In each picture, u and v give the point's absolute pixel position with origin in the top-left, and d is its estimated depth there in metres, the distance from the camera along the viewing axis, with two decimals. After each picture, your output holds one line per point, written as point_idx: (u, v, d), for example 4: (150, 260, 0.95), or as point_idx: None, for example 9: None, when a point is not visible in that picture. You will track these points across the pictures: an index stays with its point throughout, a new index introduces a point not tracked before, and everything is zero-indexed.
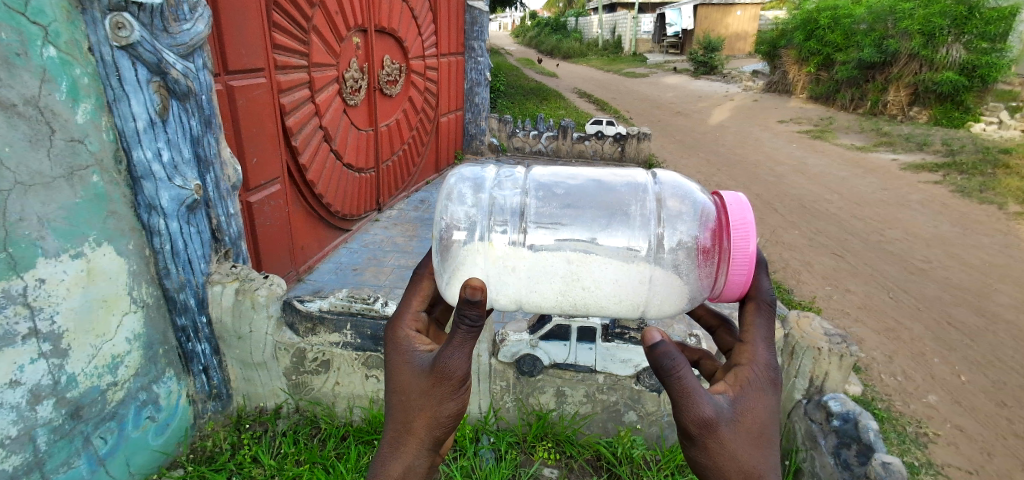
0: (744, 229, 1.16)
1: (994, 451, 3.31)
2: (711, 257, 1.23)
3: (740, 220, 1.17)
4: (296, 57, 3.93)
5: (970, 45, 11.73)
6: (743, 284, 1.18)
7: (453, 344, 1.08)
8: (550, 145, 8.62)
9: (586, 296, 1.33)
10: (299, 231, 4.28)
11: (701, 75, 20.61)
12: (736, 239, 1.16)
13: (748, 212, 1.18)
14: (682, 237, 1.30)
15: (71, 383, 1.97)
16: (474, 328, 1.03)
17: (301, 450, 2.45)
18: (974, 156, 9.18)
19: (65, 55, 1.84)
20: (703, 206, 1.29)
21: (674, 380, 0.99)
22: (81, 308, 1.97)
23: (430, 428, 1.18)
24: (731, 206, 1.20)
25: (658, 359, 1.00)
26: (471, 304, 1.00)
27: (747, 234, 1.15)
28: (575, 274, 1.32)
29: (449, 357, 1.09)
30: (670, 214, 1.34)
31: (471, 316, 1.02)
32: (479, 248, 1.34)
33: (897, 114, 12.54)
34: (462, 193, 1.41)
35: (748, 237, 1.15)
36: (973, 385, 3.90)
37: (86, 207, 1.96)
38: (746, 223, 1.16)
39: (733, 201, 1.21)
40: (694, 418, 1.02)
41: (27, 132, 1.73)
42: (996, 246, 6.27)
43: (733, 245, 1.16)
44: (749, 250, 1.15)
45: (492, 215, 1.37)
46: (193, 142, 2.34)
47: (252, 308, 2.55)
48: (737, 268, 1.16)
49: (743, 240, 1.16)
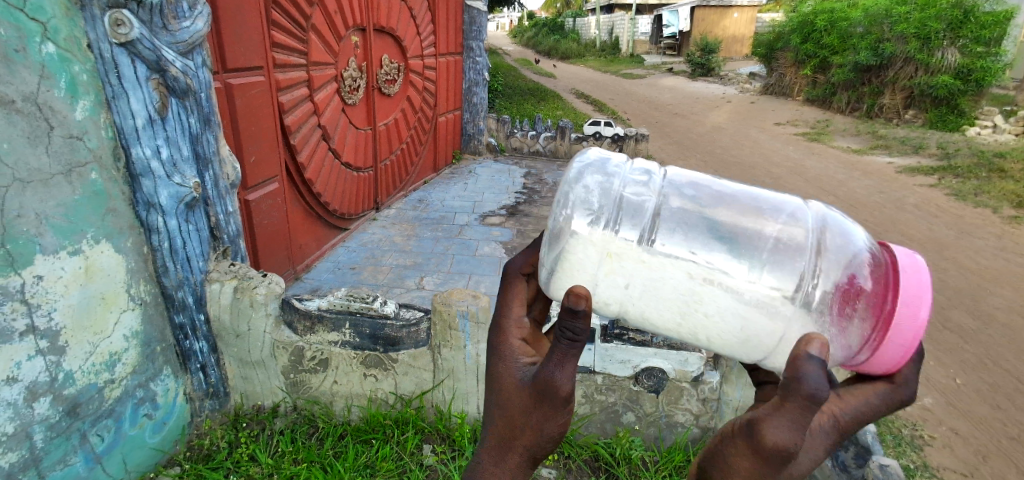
0: (917, 293, 0.95)
1: (989, 453, 3.33)
2: (852, 309, 1.01)
3: (915, 282, 0.96)
4: (295, 56, 3.93)
5: (966, 49, 11.79)
6: (903, 352, 0.96)
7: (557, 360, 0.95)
8: (549, 146, 8.54)
9: (706, 325, 1.11)
10: (298, 229, 4.28)
11: (698, 77, 20.69)
12: (904, 303, 0.95)
13: (923, 273, 0.98)
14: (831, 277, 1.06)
15: (68, 380, 1.96)
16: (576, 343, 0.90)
17: (299, 449, 2.45)
18: (969, 159, 9.24)
19: (63, 51, 1.84)
20: (854, 249, 1.08)
21: (801, 400, 0.78)
22: (80, 304, 1.96)
23: (532, 445, 1.06)
24: (902, 266, 0.99)
25: (804, 380, 0.78)
26: (574, 315, 0.87)
27: (920, 300, 0.94)
28: (686, 290, 1.11)
29: (551, 373, 0.96)
30: (826, 248, 1.11)
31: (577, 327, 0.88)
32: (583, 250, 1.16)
33: (892, 118, 12.61)
34: (589, 179, 1.22)
35: (920, 304, 0.94)
36: (968, 387, 3.93)
37: (85, 204, 1.96)
38: (921, 284, 0.96)
39: (903, 262, 1.00)
40: (772, 444, 0.80)
41: (25, 128, 1.73)
42: (991, 249, 6.31)
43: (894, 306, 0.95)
44: (921, 319, 0.94)
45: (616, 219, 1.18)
46: (193, 140, 2.33)
47: (250, 307, 2.54)
48: (898, 330, 0.94)
49: (914, 305, 0.94)
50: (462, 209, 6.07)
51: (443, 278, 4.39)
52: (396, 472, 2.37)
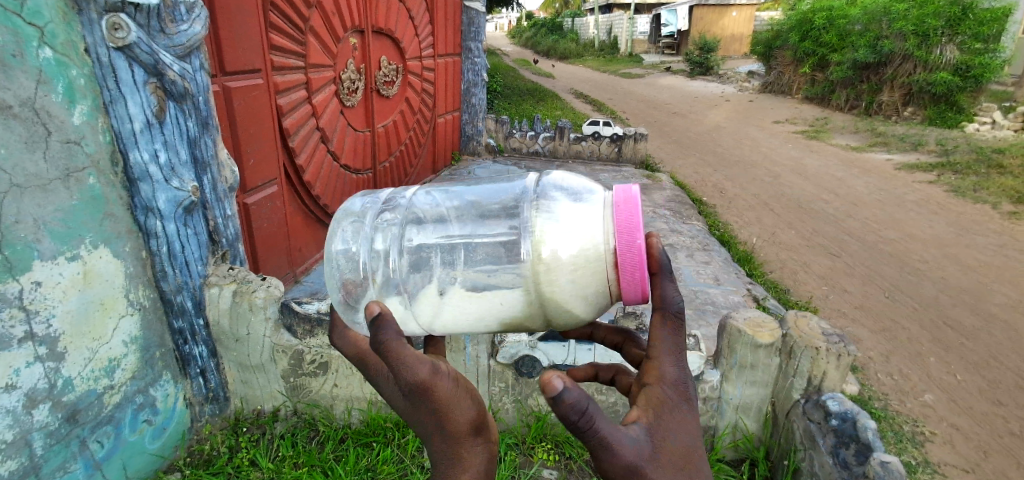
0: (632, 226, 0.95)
1: (990, 449, 3.32)
2: (631, 277, 0.94)
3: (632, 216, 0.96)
4: (293, 58, 3.92)
5: (964, 45, 11.79)
6: (639, 288, 0.95)
7: (395, 361, 0.89)
8: (548, 146, 8.62)
9: (504, 314, 1.13)
10: (297, 232, 4.27)
11: (697, 76, 20.69)
12: (624, 236, 0.94)
13: (638, 212, 0.96)
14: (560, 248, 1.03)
15: (67, 386, 1.95)
16: (385, 344, 0.89)
17: (299, 453, 2.44)
18: (969, 156, 9.25)
19: (60, 56, 1.83)
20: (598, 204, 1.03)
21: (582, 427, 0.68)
22: (78, 310, 1.96)
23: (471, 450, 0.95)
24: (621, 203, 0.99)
25: (559, 413, 0.65)
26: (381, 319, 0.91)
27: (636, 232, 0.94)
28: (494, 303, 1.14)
29: (401, 370, 0.89)
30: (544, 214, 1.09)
31: (389, 329, 0.91)
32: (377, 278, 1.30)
33: (892, 115, 12.60)
34: (348, 228, 1.33)
35: (636, 232, 0.94)
36: (970, 384, 3.93)
37: (83, 209, 1.96)
38: (633, 216, 0.96)
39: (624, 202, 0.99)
40: (616, 470, 0.71)
41: (22, 133, 1.72)
42: (991, 245, 6.31)
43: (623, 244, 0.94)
44: (639, 246, 0.93)
45: (387, 250, 1.30)
46: (190, 145, 2.32)
47: (249, 311, 2.54)
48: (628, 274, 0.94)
49: (631, 237, 0.94)
50: None
51: None
52: (396, 475, 2.36)
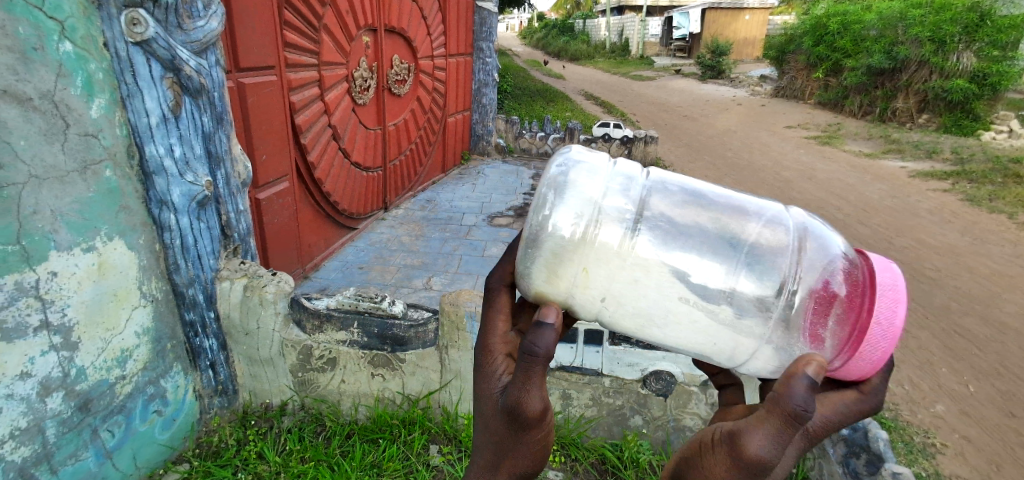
0: (891, 296, 0.97)
1: (1003, 462, 3.28)
2: (828, 310, 1.02)
3: (888, 285, 0.98)
4: (306, 55, 3.95)
5: (981, 52, 11.64)
6: (874, 362, 0.99)
7: (525, 376, 0.88)
8: (558, 146, 8.56)
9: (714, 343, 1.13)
10: (307, 229, 4.30)
11: (709, 79, 20.59)
12: (883, 307, 0.96)
13: (895, 279, 1.00)
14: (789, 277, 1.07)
15: (80, 375, 1.98)
16: (537, 361, 0.86)
17: (306, 447, 2.46)
18: (984, 165, 9.13)
19: (80, 50, 1.86)
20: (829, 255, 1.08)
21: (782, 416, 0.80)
22: (93, 301, 1.98)
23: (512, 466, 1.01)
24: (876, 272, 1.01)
25: (794, 392, 0.80)
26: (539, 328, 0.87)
27: (895, 305, 0.97)
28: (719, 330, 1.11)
29: (523, 392, 0.90)
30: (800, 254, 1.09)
31: (544, 342, 0.86)
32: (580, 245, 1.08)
33: (906, 122, 12.46)
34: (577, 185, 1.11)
35: (895, 305, 0.97)
36: (982, 395, 3.87)
37: (100, 201, 1.98)
38: (893, 286, 0.98)
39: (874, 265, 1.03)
40: (750, 455, 0.83)
41: (41, 126, 1.75)
42: (1006, 255, 6.22)
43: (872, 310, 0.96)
44: (896, 324, 0.96)
45: (602, 212, 1.10)
46: (205, 139, 2.35)
47: (260, 305, 2.56)
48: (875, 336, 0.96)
49: (891, 310, 0.97)
50: (470, 210, 6.07)
51: (450, 278, 4.39)
52: (402, 472, 2.37)
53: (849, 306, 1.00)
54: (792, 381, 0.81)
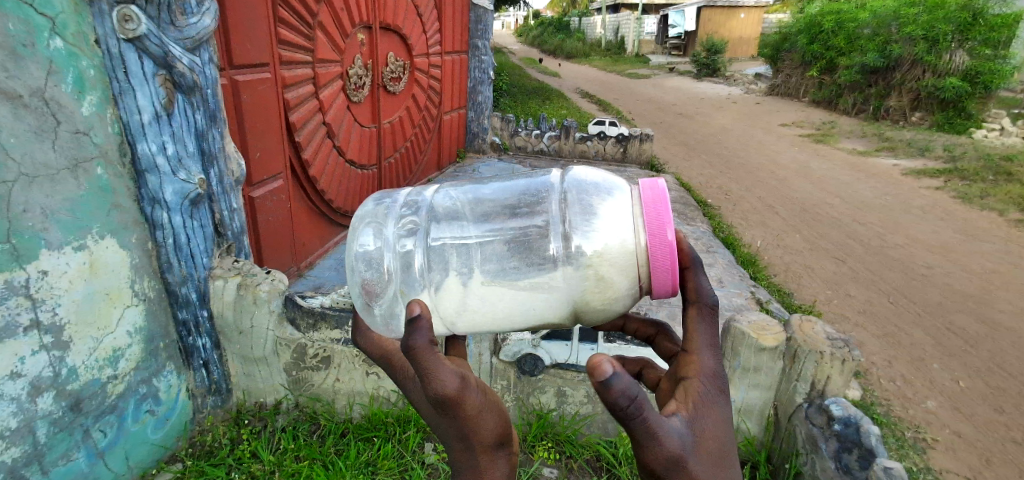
0: (660, 216, 0.92)
1: (993, 458, 3.30)
2: (633, 262, 0.95)
3: (656, 201, 0.93)
4: (301, 53, 3.93)
5: (974, 51, 11.72)
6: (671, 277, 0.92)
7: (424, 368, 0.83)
8: (553, 145, 8.55)
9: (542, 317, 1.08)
10: (301, 227, 4.28)
11: (704, 77, 20.65)
12: (652, 227, 0.91)
13: (661, 196, 0.94)
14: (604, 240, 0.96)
15: (71, 375, 1.96)
16: (420, 353, 0.82)
17: (301, 446, 2.45)
18: (977, 162, 9.19)
19: (71, 47, 1.84)
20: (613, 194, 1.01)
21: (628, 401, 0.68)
22: (84, 300, 1.97)
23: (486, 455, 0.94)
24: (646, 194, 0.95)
25: (609, 400, 0.66)
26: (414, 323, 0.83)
27: (664, 221, 0.91)
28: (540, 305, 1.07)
29: (427, 382, 0.83)
30: (572, 214, 1.02)
31: (422, 335, 0.83)
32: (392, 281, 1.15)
33: (899, 120, 12.53)
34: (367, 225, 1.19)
35: (665, 225, 0.91)
36: (973, 391, 3.91)
37: (91, 199, 1.97)
38: (659, 204, 0.93)
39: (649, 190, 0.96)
40: (658, 461, 0.74)
41: (32, 123, 1.73)
42: (998, 253, 6.26)
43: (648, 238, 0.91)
44: (668, 239, 0.90)
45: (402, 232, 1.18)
46: (198, 137, 2.33)
47: (253, 304, 2.55)
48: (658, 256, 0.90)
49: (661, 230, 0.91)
50: None
51: None
52: (397, 470, 2.37)
53: (639, 249, 0.94)
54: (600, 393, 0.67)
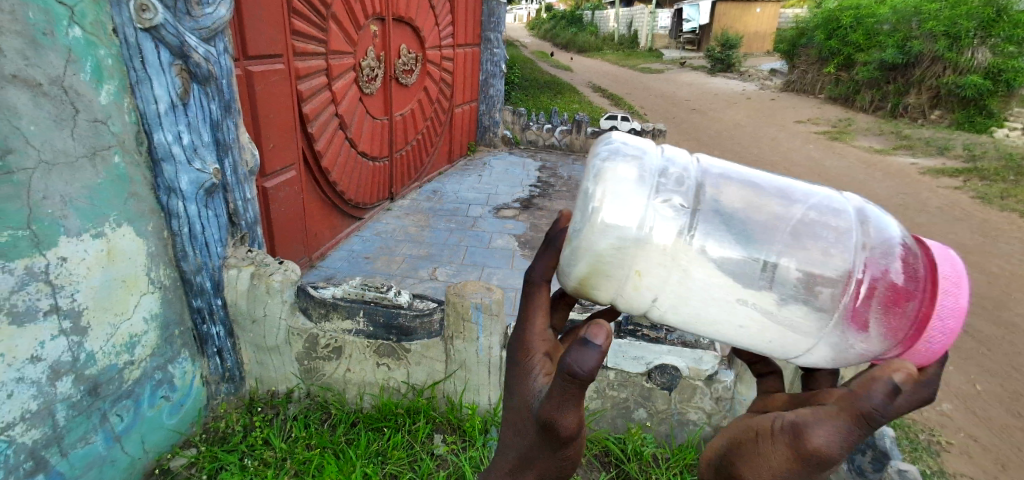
0: (955, 282, 0.85)
1: (1009, 463, 3.26)
2: (891, 299, 0.90)
3: (950, 272, 0.86)
4: (314, 44, 3.94)
5: (996, 48, 11.48)
6: (931, 350, 0.86)
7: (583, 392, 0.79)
8: (564, 140, 8.43)
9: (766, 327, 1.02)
10: (314, 218, 4.31)
11: (718, 73, 20.43)
12: (946, 292, 0.84)
13: (955, 266, 0.88)
14: (834, 258, 0.97)
15: (89, 360, 1.99)
16: (585, 382, 0.76)
17: (312, 434, 2.47)
18: (997, 162, 9.02)
19: (90, 36, 1.86)
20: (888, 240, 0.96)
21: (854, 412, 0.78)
22: (102, 287, 2.00)
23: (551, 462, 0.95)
24: (937, 258, 0.88)
25: (871, 395, 0.76)
26: (585, 349, 0.73)
27: (958, 290, 0.84)
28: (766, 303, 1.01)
29: (560, 410, 0.83)
30: (849, 237, 0.99)
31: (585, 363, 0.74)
32: (608, 232, 0.96)
33: (917, 118, 12.31)
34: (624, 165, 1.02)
35: (958, 291, 0.84)
36: (989, 394, 3.85)
37: (108, 188, 1.99)
38: (955, 278, 0.85)
39: (935, 248, 0.91)
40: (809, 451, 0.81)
41: (51, 111, 1.75)
42: (1017, 254, 6.14)
43: (933, 298, 0.85)
44: (959, 305, 0.84)
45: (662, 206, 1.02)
46: (213, 127, 2.34)
47: (266, 293, 2.57)
48: (938, 321, 0.84)
49: (953, 294, 0.84)
50: (476, 201, 6.05)
51: (456, 269, 4.39)
52: (407, 460, 2.39)
53: (903, 294, 0.89)
54: (870, 382, 0.78)
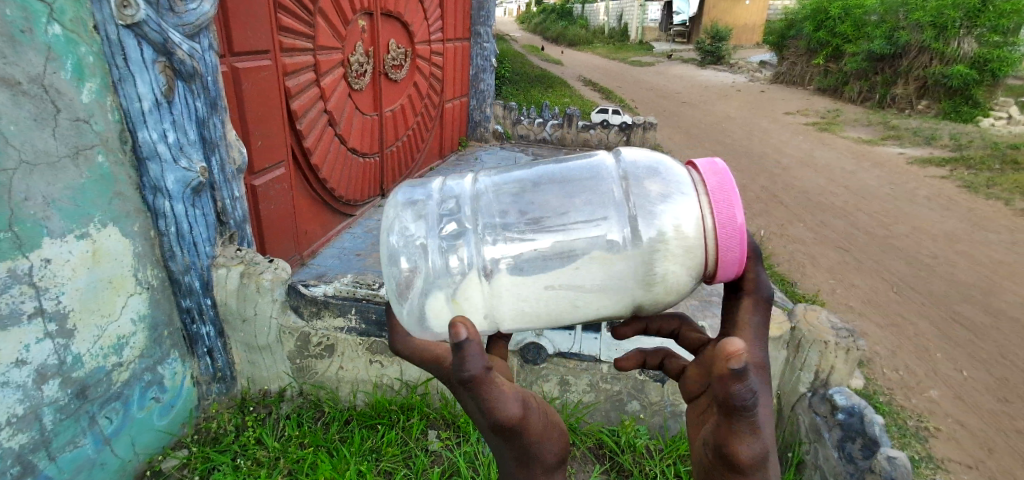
0: (726, 195, 0.91)
1: (995, 447, 3.31)
2: (689, 244, 0.95)
3: (718, 184, 0.91)
4: (302, 40, 3.90)
5: (982, 38, 11.59)
6: (737, 263, 0.92)
7: (488, 394, 0.78)
8: (555, 134, 8.43)
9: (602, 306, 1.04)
10: (304, 216, 4.28)
11: (708, 65, 20.48)
12: (720, 206, 0.90)
13: (725, 175, 0.93)
14: (667, 228, 0.94)
15: (76, 363, 1.97)
16: (477, 382, 0.76)
17: (305, 433, 2.46)
18: (983, 151, 9.12)
19: (70, 33, 1.82)
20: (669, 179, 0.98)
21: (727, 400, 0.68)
22: (87, 288, 1.97)
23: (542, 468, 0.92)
24: (707, 174, 0.94)
25: (734, 390, 0.66)
26: (459, 350, 0.74)
27: (731, 200, 0.90)
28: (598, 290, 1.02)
29: (492, 409, 0.79)
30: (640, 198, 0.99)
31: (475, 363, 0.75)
32: (418, 275, 1.06)
33: (905, 108, 12.41)
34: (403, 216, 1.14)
35: (733, 204, 0.90)
36: (976, 380, 3.90)
37: (92, 188, 1.96)
38: (724, 186, 0.91)
39: (705, 166, 0.96)
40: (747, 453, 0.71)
41: (32, 110, 1.72)
42: (1002, 242, 6.23)
43: (715, 217, 0.89)
44: (738, 223, 0.89)
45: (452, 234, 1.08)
46: (199, 124, 2.31)
47: (256, 292, 2.55)
48: (725, 241, 0.89)
49: (729, 208, 0.90)
50: None
51: None
52: (401, 457, 2.39)
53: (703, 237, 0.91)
54: (722, 379, 0.67)
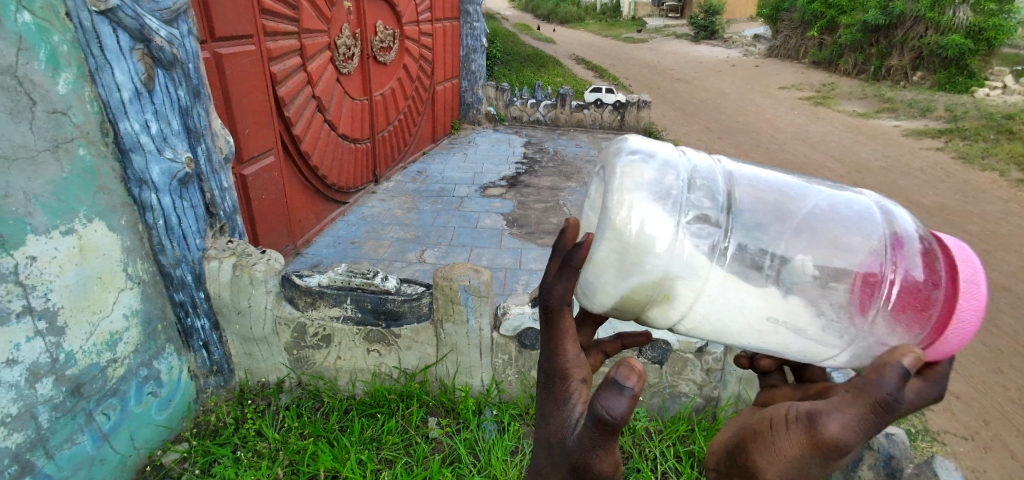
0: (969, 278, 0.72)
1: (991, 418, 3.34)
2: (882, 300, 0.79)
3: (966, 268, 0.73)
4: (286, 23, 3.79)
5: (978, 7, 11.46)
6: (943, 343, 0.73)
7: (610, 436, 0.67)
8: (549, 114, 8.35)
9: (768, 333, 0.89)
10: (296, 204, 4.22)
11: (702, 40, 20.25)
12: (963, 288, 0.71)
13: (978, 268, 0.74)
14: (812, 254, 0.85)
15: (69, 360, 1.94)
16: (619, 430, 0.65)
17: (304, 423, 2.46)
18: (978, 122, 9.10)
19: (41, 21, 1.75)
20: (901, 231, 0.83)
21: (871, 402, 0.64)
22: (77, 285, 1.94)
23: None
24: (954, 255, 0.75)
25: (885, 378, 0.64)
26: (620, 390, 0.63)
27: (974, 285, 0.72)
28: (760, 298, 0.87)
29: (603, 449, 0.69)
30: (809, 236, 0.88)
31: (619, 406, 0.63)
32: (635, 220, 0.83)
33: (900, 80, 12.32)
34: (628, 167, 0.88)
35: (974, 285, 0.72)
36: (971, 352, 3.93)
37: (75, 182, 1.91)
38: (977, 280, 0.72)
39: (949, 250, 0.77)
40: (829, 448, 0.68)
41: (6, 103, 1.66)
42: (997, 213, 6.24)
43: (950, 291, 0.72)
44: (975, 305, 0.72)
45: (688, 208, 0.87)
46: (182, 114, 2.25)
47: (250, 284, 2.51)
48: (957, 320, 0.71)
49: (968, 290, 0.72)
50: (462, 180, 5.98)
51: (445, 251, 4.34)
52: (402, 445, 2.39)
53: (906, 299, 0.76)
54: (881, 367, 0.65)
